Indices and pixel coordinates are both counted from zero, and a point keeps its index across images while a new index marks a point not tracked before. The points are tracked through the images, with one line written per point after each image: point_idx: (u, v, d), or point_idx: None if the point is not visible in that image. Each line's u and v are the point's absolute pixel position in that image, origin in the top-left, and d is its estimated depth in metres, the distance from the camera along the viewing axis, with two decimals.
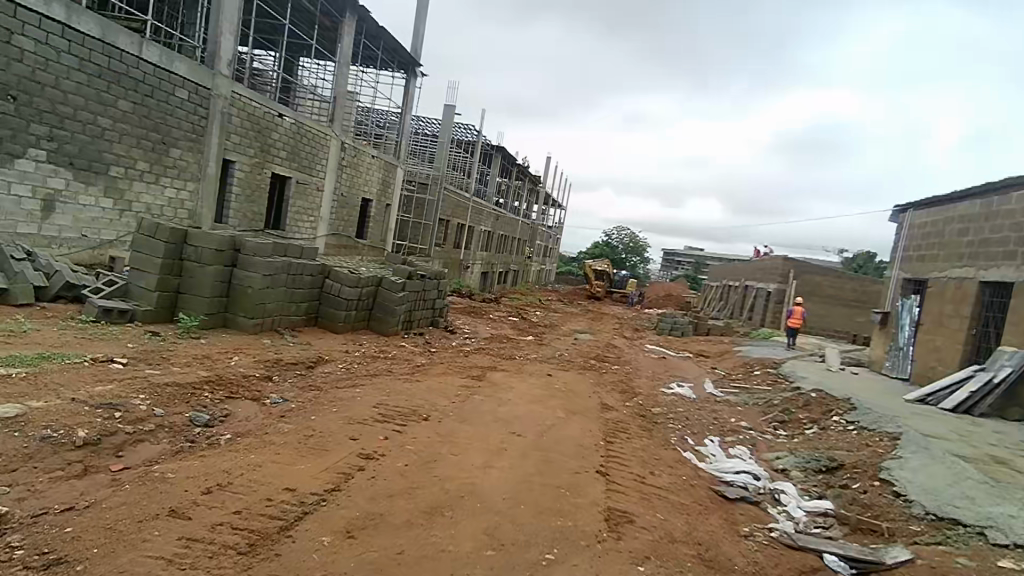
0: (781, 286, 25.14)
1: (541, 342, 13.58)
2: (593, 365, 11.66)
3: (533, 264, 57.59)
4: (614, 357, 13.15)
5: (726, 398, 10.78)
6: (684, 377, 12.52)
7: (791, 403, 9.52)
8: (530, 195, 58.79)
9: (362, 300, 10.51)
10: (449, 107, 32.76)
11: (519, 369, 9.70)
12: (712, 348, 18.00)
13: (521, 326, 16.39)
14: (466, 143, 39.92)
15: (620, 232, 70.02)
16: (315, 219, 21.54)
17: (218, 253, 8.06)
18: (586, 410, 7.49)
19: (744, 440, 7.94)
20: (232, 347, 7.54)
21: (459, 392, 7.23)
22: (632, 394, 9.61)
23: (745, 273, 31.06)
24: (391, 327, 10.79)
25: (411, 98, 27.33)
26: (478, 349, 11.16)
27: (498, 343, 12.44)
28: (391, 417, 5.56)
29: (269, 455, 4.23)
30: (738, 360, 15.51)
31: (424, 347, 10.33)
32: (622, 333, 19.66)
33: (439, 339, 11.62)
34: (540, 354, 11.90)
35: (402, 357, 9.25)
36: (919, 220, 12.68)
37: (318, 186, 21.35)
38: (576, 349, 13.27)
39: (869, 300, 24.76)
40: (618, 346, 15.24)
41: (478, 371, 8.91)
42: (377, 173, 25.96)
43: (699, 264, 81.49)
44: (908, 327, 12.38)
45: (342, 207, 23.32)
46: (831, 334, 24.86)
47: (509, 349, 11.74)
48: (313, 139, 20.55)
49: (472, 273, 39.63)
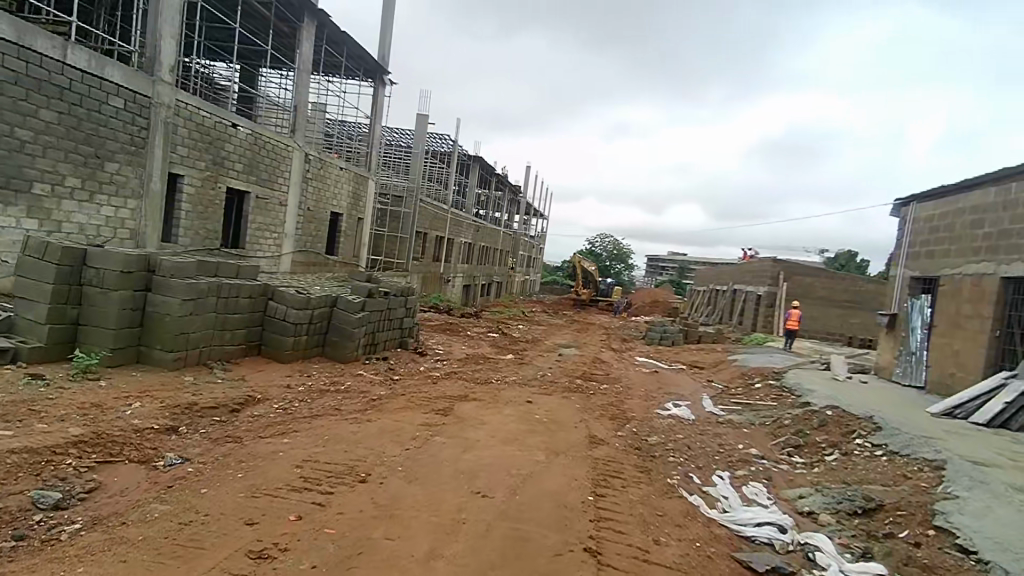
0: (772, 288, 24.26)
1: (521, 361, 12.37)
2: (579, 385, 10.47)
3: (517, 275, 56.55)
4: (602, 374, 11.97)
5: (728, 418, 9.62)
6: (679, 394, 11.37)
7: (803, 423, 8.38)
8: (511, 205, 57.81)
9: (314, 324, 9.21)
10: (421, 117, 31.62)
11: (494, 397, 8.45)
12: (706, 357, 16.92)
13: (501, 342, 15.17)
14: (442, 154, 38.77)
15: (603, 240, 69.30)
16: (279, 235, 20.22)
17: (124, 276, 6.76)
18: (571, 448, 6.25)
19: (757, 474, 6.77)
20: (138, 390, 6.21)
21: (416, 434, 5.98)
22: (624, 420, 8.41)
23: (733, 277, 30.20)
24: (349, 353, 9.50)
25: (380, 107, 26.11)
26: (449, 373, 9.90)
27: (473, 363, 11.21)
28: (315, 480, 4.29)
29: (110, 566, 2.94)
30: (735, 371, 14.40)
31: (385, 375, 9.06)
32: (609, 345, 18.50)
33: (405, 363, 10.35)
34: (520, 375, 10.67)
35: (356, 388, 7.96)
36: (925, 214, 11.67)
37: (281, 200, 20.03)
38: (560, 367, 12.06)
39: (862, 300, 23.90)
40: (605, 361, 14.06)
41: (445, 402, 7.66)
42: (347, 185, 24.65)
43: (683, 269, 81.10)
44: (919, 330, 11.33)
45: (309, 222, 22.01)
46: (825, 336, 23.96)
47: (486, 372, 10.50)
48: (273, 151, 19.23)
49: (453, 286, 38.35)
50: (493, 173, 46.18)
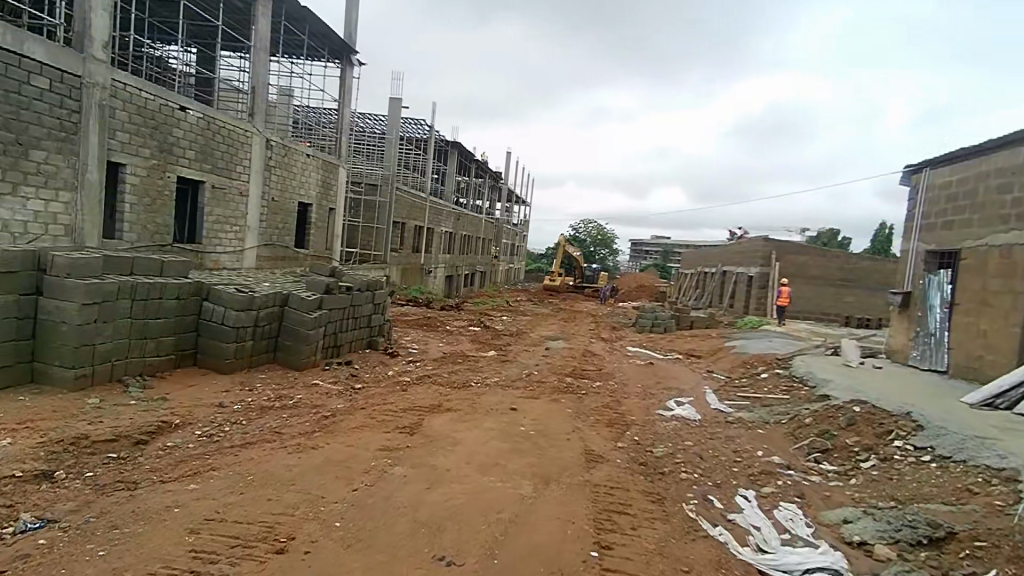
0: (763, 269, 23.34)
1: (504, 358, 11.18)
2: (570, 384, 9.32)
3: (501, 263, 55.36)
4: (594, 370, 10.84)
5: (738, 416, 8.56)
6: (679, 389, 10.29)
7: (825, 422, 7.33)
8: (492, 193, 56.46)
9: (262, 327, 7.95)
10: (394, 101, 30.04)
11: (472, 405, 7.26)
12: (702, 345, 15.89)
13: (482, 337, 13.97)
14: (419, 140, 37.20)
15: (587, 226, 68.30)
16: (241, 227, 18.76)
17: (3, 277, 5.49)
18: (564, 472, 5.09)
19: (786, 490, 5.68)
20: (16, 420, 4.91)
21: (372, 465, 4.78)
22: (624, 426, 7.29)
23: (721, 258, 29.27)
24: (305, 359, 8.23)
25: (348, 90, 24.49)
26: (422, 377, 8.68)
27: (449, 363, 10.00)
28: (215, 557, 3.07)
29: None
30: (736, 359, 13.37)
31: (345, 382, 7.84)
32: (598, 334, 17.41)
33: (372, 367, 9.11)
34: (503, 375, 9.48)
35: (308, 403, 6.72)
36: (941, 181, 10.63)
37: (242, 190, 18.55)
38: (548, 363, 10.90)
39: (856, 278, 23.02)
40: (596, 353, 12.94)
41: (413, 415, 6.46)
42: (316, 173, 23.13)
43: (667, 253, 80.57)
44: (938, 309, 10.34)
45: (274, 213, 20.55)
46: (821, 317, 23.09)
47: (464, 373, 9.30)
48: (229, 136, 17.68)
49: (435, 277, 37.03)
50: (472, 159, 44.69)
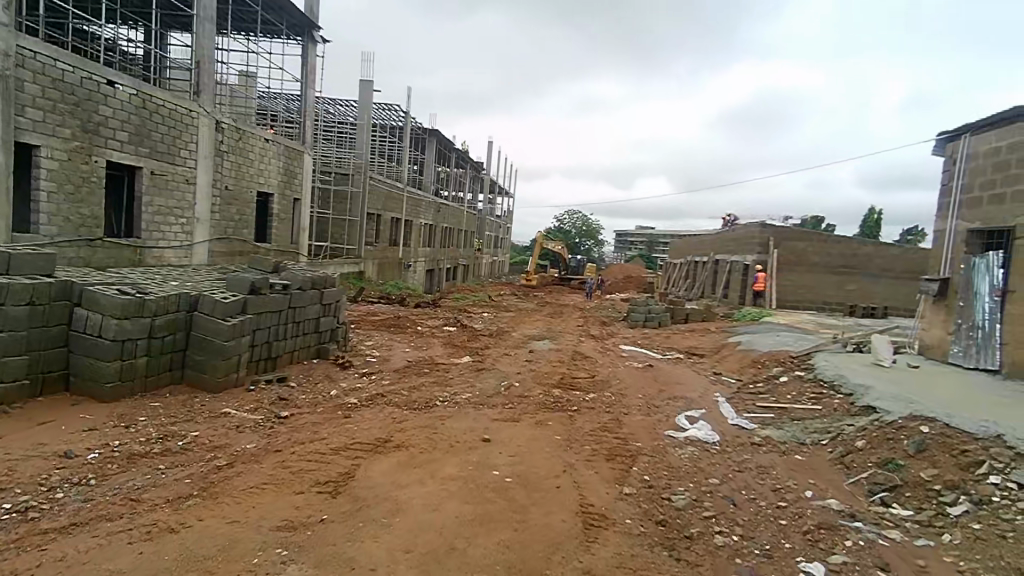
0: (761, 256, 21.85)
1: (480, 365, 9.46)
2: (558, 400, 7.65)
3: (484, 256, 53.60)
4: (586, 377, 9.19)
5: (765, 434, 6.97)
6: (688, 399, 8.66)
7: (884, 446, 5.77)
8: (474, 184, 54.67)
9: (161, 339, 6.18)
10: (364, 84, 27.98)
11: (431, 436, 5.57)
12: (702, 341, 14.30)
13: (457, 339, 12.25)
14: (394, 127, 35.14)
15: (572, 216, 66.67)
16: (190, 219, 16.82)
17: None
18: (554, 559, 3.44)
19: (862, 556, 4.07)
20: None
21: (252, 565, 3.08)
22: (629, 459, 5.66)
23: (714, 246, 27.80)
24: (219, 379, 6.45)
25: (313, 71, 22.30)
26: (374, 394, 6.96)
27: (413, 375, 8.29)
28: None
29: None
30: (744, 358, 11.82)
31: (270, 407, 6.09)
32: (588, 331, 15.76)
33: (315, 383, 7.37)
34: (476, 390, 7.78)
35: (207, 444, 4.97)
36: (987, 148, 9.09)
37: (188, 177, 16.60)
38: (532, 371, 9.24)
39: (859, 263, 21.57)
40: (587, 355, 11.28)
41: (347, 458, 4.75)
42: (278, 160, 21.11)
43: (653, 243, 79.50)
44: (987, 297, 8.79)
45: (228, 203, 18.60)
46: (822, 307, 21.67)
47: (430, 388, 7.59)
48: (170, 116, 15.70)
49: (414, 272, 35.21)
50: (452, 148, 42.70)
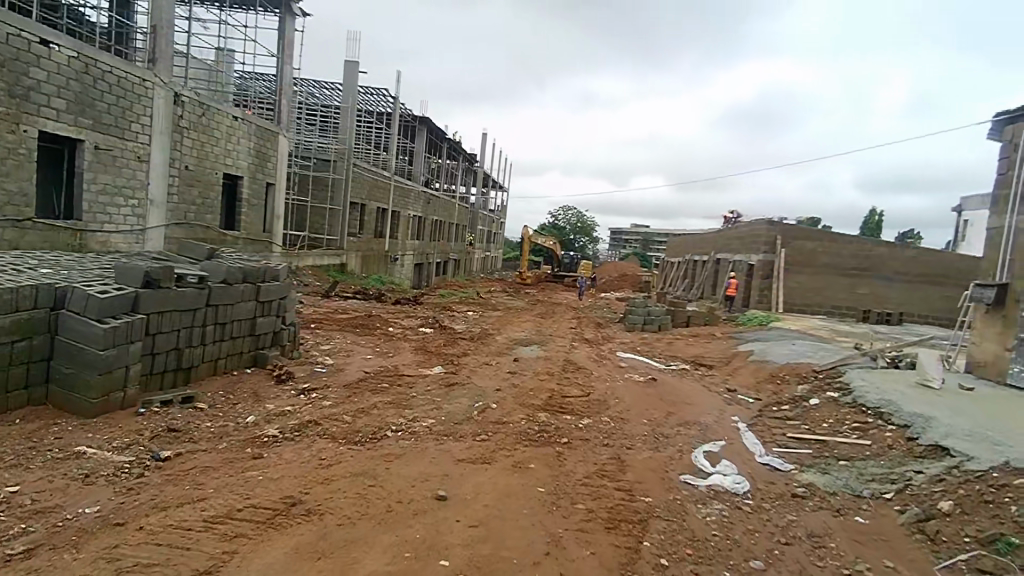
0: (767, 256, 20.36)
1: (453, 378, 7.90)
2: (544, 430, 6.10)
3: (476, 250, 51.95)
4: (580, 396, 7.65)
5: (806, 481, 5.45)
6: (703, 427, 7.13)
7: (983, 514, 4.27)
8: (466, 176, 52.98)
9: (7, 347, 4.58)
10: (350, 65, 26.31)
11: (364, 494, 4.00)
12: (710, 349, 12.79)
13: (432, 343, 10.66)
14: (382, 113, 33.45)
15: (567, 212, 65.15)
16: (143, 201, 15.16)
17: None
18: None
19: None
20: None
21: None
22: (637, 528, 4.11)
23: (715, 244, 26.36)
24: (92, 401, 4.87)
25: (290, 45, 20.61)
26: (304, 421, 5.39)
27: (366, 391, 6.71)
28: None
29: None
30: (760, 371, 10.31)
31: (149, 443, 4.54)
32: (582, 335, 14.22)
33: (234, 404, 5.79)
34: (442, 413, 6.21)
35: (24, 508, 3.40)
36: None
37: (140, 154, 14.92)
38: (515, 387, 7.69)
39: (872, 265, 20.14)
40: (581, 366, 9.75)
41: (221, 539, 3.19)
42: (248, 141, 19.42)
43: (647, 241, 78.29)
44: None
45: (189, 184, 16.93)
46: (831, 311, 20.24)
47: (384, 410, 6.02)
48: (118, 85, 14.00)
49: (401, 266, 33.60)
50: (443, 137, 41.03)
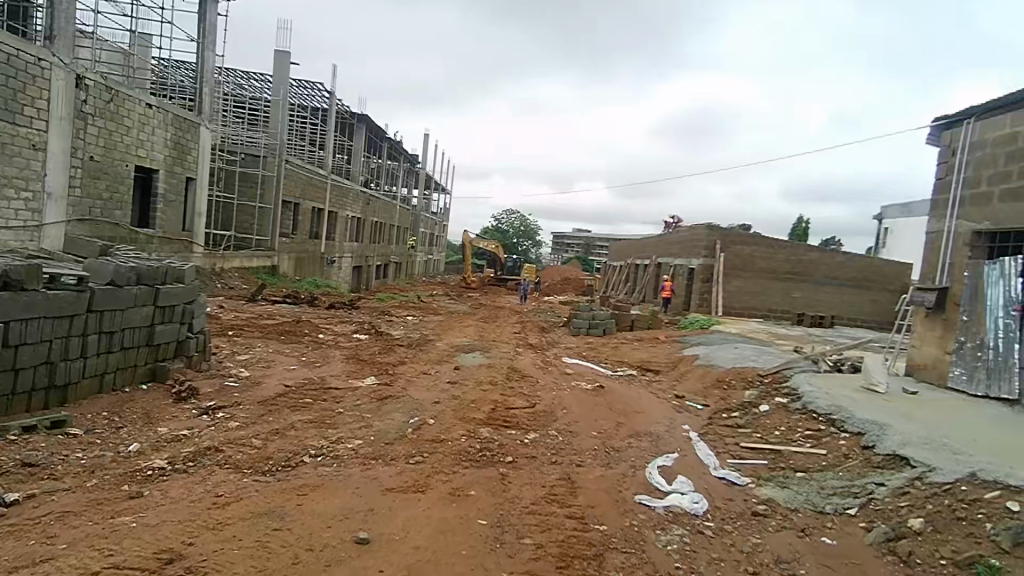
0: (707, 260, 20.58)
1: (385, 389, 7.16)
2: (487, 449, 5.49)
3: (418, 254, 50.80)
4: (525, 407, 7.10)
5: (766, 497, 5.09)
6: (655, 438, 6.71)
7: (956, 533, 4.00)
8: (408, 178, 51.78)
9: None
10: (282, 56, 24.91)
11: (265, 543, 3.28)
12: (656, 353, 12.56)
13: (365, 351, 9.85)
14: (318, 109, 32.00)
15: (509, 216, 64.88)
16: (37, 194, 13.55)
17: None
18: None
19: None
20: None
21: None
22: (593, 567, 3.57)
23: (656, 249, 26.57)
24: None
25: (214, 30, 19.18)
26: (202, 447, 4.57)
27: (284, 408, 5.90)
28: None
29: None
30: (707, 376, 10.11)
31: None
32: (527, 340, 13.71)
33: (117, 428, 4.87)
34: (371, 432, 5.50)
35: None
36: (998, 134, 7.80)
37: (34, 141, 13.32)
38: (454, 399, 7.06)
39: (806, 270, 20.70)
40: (526, 374, 9.21)
41: None
42: (165, 132, 17.87)
43: (589, 245, 79.17)
44: (999, 310, 7.36)
45: (94, 177, 15.34)
46: (768, 314, 20.64)
47: (303, 431, 5.25)
48: (6, 63, 12.42)
49: (338, 269, 32.20)
50: (383, 136, 39.83)
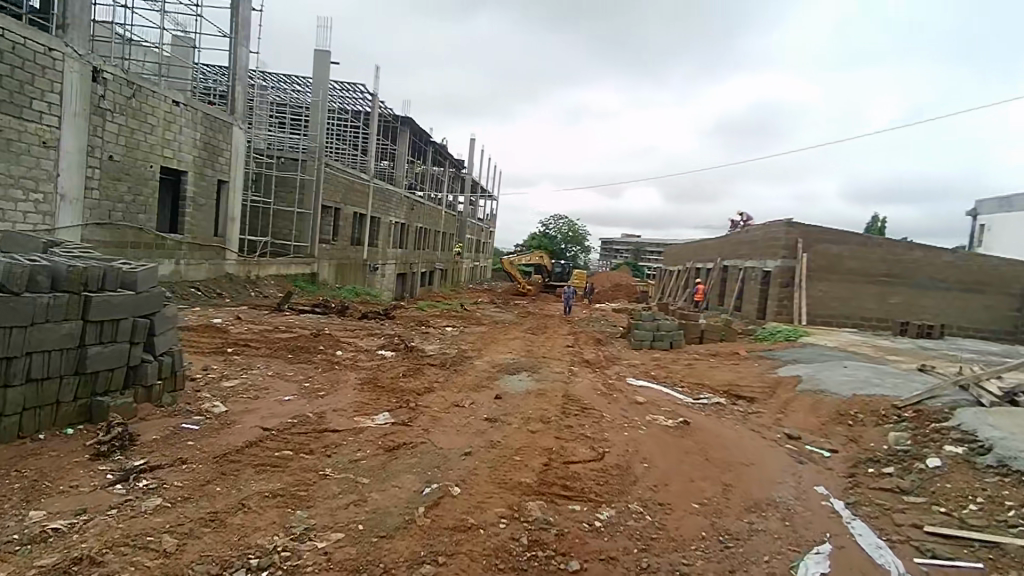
0: (786, 261, 17.94)
1: (400, 433, 5.28)
2: (539, 546, 3.50)
3: (464, 260, 49.42)
4: (590, 462, 5.05)
5: None
6: (788, 515, 4.53)
7: None
8: (453, 183, 50.57)
9: None
10: (320, 55, 23.84)
11: None
12: (743, 373, 10.25)
13: (387, 373, 8.01)
14: (359, 113, 30.91)
15: (557, 221, 62.88)
16: (49, 195, 12.52)
17: None
18: None
19: None
20: None
21: None
22: None
23: (722, 251, 23.91)
24: None
25: (247, 25, 18.09)
26: (69, 558, 2.78)
27: (246, 471, 4.06)
28: None
29: None
30: (821, 407, 7.81)
31: None
32: (583, 356, 11.60)
33: None
34: (362, 514, 3.59)
35: None
36: None
37: (45, 138, 12.30)
38: (491, 449, 5.09)
39: (905, 272, 17.77)
40: (587, 405, 7.15)
41: None
42: (194, 131, 16.80)
43: (639, 250, 76.24)
44: None
45: (114, 179, 14.32)
46: (860, 324, 17.83)
47: (253, 515, 3.39)
48: (11, 53, 11.41)
49: (381, 276, 30.94)
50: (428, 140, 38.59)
